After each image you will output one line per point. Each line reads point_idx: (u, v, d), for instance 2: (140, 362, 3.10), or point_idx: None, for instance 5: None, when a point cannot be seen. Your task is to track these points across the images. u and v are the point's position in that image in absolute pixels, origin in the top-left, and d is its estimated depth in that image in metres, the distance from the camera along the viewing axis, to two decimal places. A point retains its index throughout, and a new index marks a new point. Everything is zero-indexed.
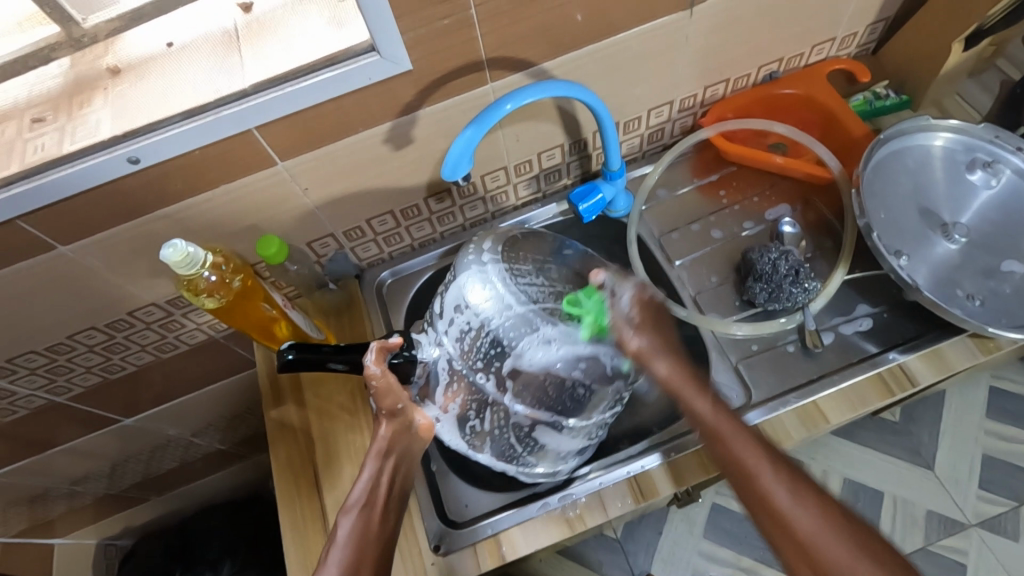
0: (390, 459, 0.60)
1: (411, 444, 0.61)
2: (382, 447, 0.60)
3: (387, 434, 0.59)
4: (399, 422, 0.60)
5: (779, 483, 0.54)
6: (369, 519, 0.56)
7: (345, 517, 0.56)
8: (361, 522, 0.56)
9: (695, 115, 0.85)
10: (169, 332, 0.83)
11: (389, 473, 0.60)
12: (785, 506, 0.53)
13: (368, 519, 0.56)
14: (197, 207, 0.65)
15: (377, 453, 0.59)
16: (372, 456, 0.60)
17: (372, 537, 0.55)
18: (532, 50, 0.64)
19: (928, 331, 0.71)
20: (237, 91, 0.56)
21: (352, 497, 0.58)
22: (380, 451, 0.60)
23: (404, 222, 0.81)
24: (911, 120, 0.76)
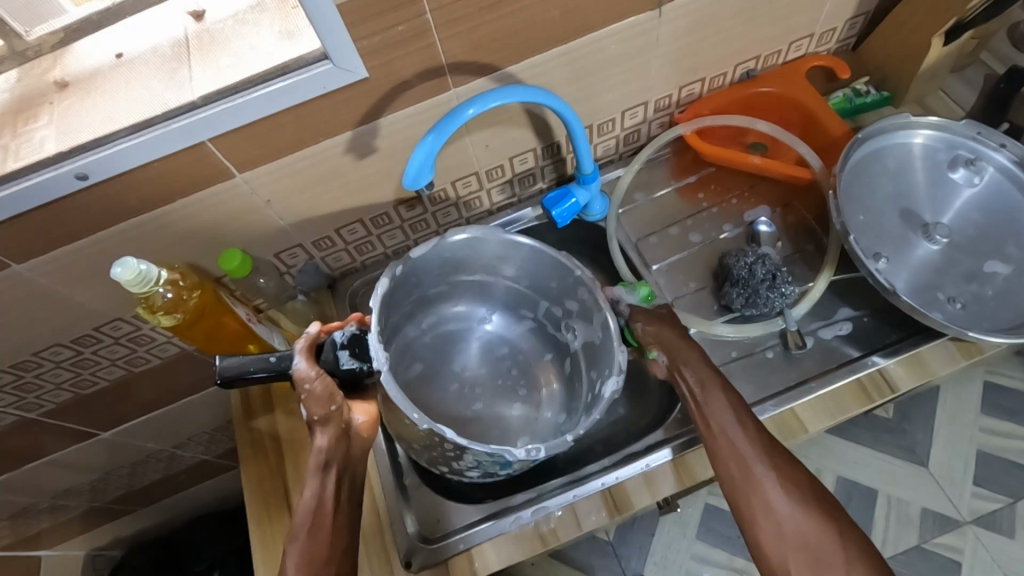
0: (330, 472, 0.56)
1: (345, 452, 0.58)
2: (322, 461, 0.56)
3: (325, 444, 0.56)
4: (336, 429, 0.57)
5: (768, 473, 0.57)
6: (319, 527, 0.55)
7: (292, 543, 0.54)
8: (310, 542, 0.54)
9: (671, 115, 0.83)
10: (139, 346, 0.82)
11: (334, 483, 0.56)
12: (773, 505, 0.55)
13: (315, 541, 0.54)
14: (154, 221, 0.63)
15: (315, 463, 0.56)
16: (311, 474, 0.56)
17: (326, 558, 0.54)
18: (494, 54, 0.62)
19: (909, 335, 0.69)
20: (186, 103, 0.55)
21: (299, 518, 0.55)
22: (318, 466, 0.56)
23: (375, 231, 0.79)
24: (891, 118, 0.74)
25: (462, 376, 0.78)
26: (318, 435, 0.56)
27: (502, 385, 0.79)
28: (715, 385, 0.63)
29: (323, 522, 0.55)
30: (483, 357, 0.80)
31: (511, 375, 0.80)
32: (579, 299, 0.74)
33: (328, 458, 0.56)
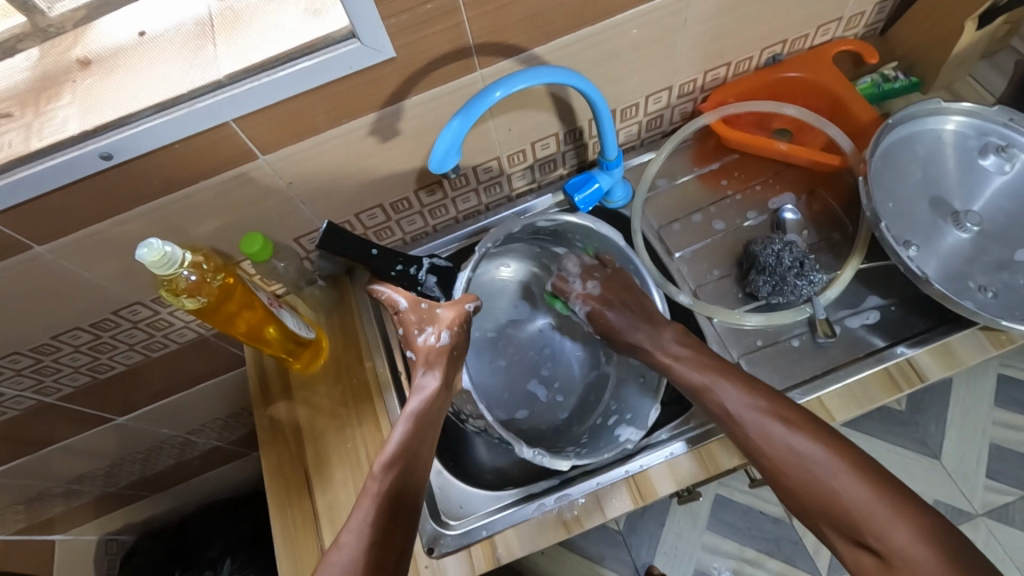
0: (428, 422, 0.62)
1: (440, 412, 0.64)
2: (413, 411, 0.62)
3: (416, 395, 0.63)
4: (445, 377, 0.65)
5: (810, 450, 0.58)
6: (399, 480, 0.58)
7: (381, 473, 0.58)
8: (393, 487, 0.57)
9: (695, 101, 0.81)
10: (157, 331, 0.82)
11: (420, 438, 0.61)
12: (828, 484, 0.56)
13: (401, 478, 0.58)
14: (176, 204, 0.62)
15: (415, 407, 0.63)
16: (404, 421, 0.61)
17: (393, 512, 0.56)
18: (522, 35, 0.61)
19: (937, 325, 0.68)
20: (211, 82, 0.54)
21: (387, 455, 0.59)
22: (410, 415, 0.62)
23: (395, 216, 0.78)
24: (922, 104, 0.72)
25: (505, 328, 0.83)
26: (426, 382, 0.64)
27: (527, 358, 0.81)
28: (723, 379, 0.63)
29: (409, 464, 0.59)
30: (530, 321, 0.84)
31: (542, 346, 0.82)
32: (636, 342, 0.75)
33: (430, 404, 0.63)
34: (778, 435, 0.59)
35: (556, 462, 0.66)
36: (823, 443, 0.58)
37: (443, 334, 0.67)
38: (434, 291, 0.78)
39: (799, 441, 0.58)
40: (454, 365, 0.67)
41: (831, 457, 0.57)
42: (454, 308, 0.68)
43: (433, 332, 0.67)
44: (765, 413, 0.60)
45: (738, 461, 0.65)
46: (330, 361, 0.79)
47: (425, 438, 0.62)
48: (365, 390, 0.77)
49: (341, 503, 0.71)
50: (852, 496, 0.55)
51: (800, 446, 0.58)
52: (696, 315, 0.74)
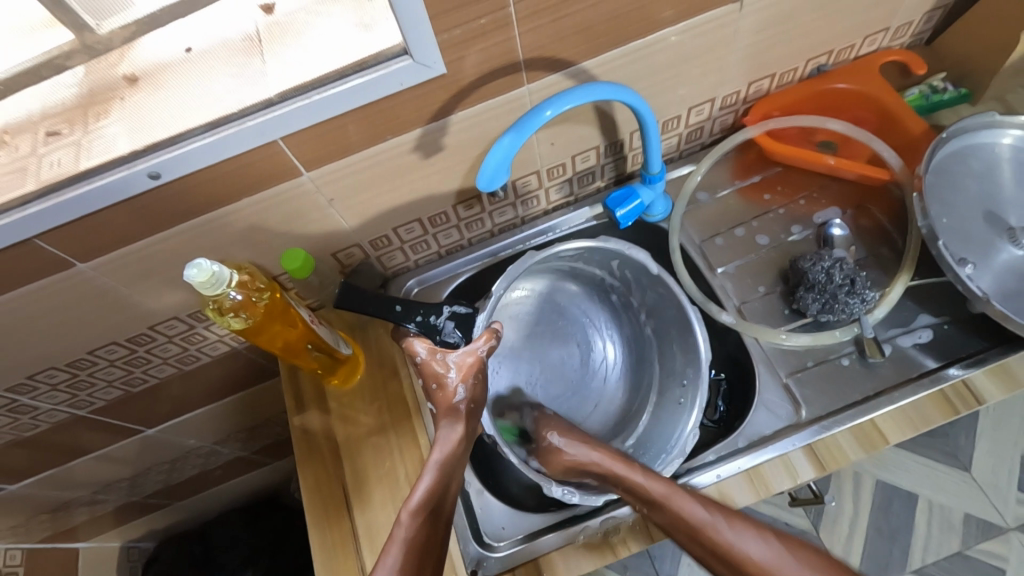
0: (455, 467, 0.60)
1: (463, 462, 0.61)
2: (438, 459, 0.60)
3: (449, 444, 0.60)
4: (470, 427, 0.63)
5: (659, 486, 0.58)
6: (429, 523, 0.55)
7: (409, 519, 0.55)
8: (426, 527, 0.55)
9: (737, 112, 0.80)
10: (190, 345, 0.81)
11: (448, 485, 0.59)
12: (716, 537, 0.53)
13: (430, 525, 0.55)
14: (219, 220, 0.61)
15: (441, 451, 0.60)
16: (431, 466, 0.59)
17: (423, 556, 0.53)
18: (572, 48, 0.60)
19: (993, 344, 0.66)
20: (262, 100, 0.53)
21: (416, 501, 0.56)
22: (436, 464, 0.59)
23: (432, 229, 0.77)
24: (978, 116, 0.70)
25: (538, 343, 0.83)
26: (454, 428, 0.62)
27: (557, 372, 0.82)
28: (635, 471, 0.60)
29: (435, 515, 0.56)
30: (566, 336, 0.83)
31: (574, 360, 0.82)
32: (678, 353, 0.74)
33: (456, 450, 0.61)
34: (682, 502, 0.55)
35: (589, 498, 0.63)
36: (706, 500, 0.55)
37: (461, 386, 0.63)
38: (455, 337, 0.70)
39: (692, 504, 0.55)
40: (473, 417, 0.64)
41: (687, 494, 0.56)
42: (470, 356, 0.64)
43: (454, 383, 0.64)
44: (672, 486, 0.57)
45: (790, 485, 0.63)
46: (366, 377, 0.78)
47: (448, 489, 0.58)
48: (403, 407, 0.76)
49: (380, 523, 0.70)
50: (758, 556, 0.51)
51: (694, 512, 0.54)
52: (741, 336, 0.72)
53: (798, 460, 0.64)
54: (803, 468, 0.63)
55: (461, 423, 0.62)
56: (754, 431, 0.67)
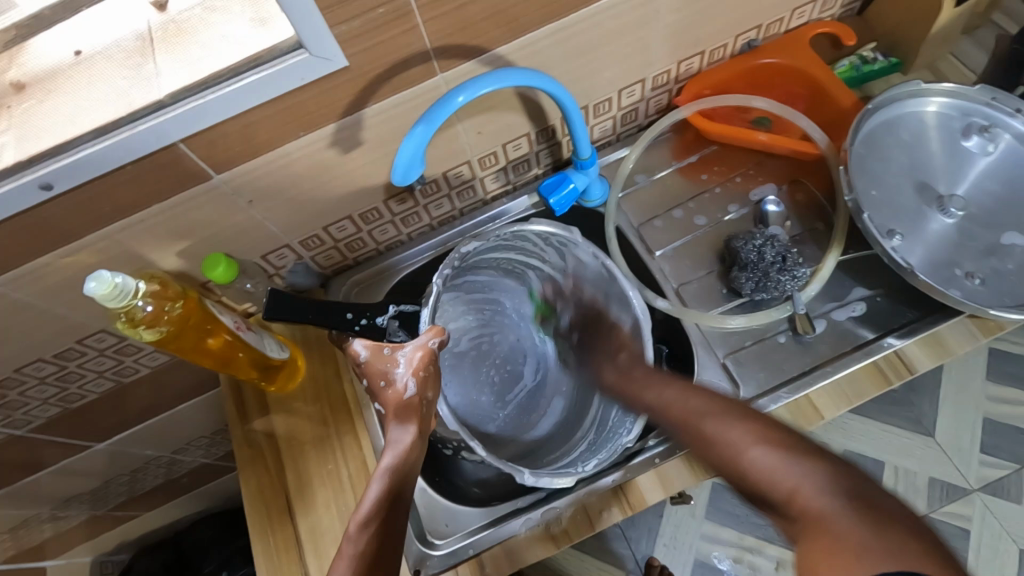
0: (404, 474, 0.55)
1: (415, 473, 0.56)
2: (389, 465, 0.54)
3: (399, 447, 0.55)
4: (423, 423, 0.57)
5: (711, 427, 0.56)
6: (379, 539, 0.50)
7: (357, 532, 0.50)
8: (376, 539, 0.50)
9: (670, 92, 0.79)
10: (126, 357, 0.79)
11: (401, 495, 0.53)
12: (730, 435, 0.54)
13: (382, 536, 0.50)
14: (130, 228, 0.59)
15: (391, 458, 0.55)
16: (379, 474, 0.54)
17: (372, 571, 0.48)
18: (483, 34, 0.58)
19: (927, 313, 0.67)
20: (152, 102, 0.51)
21: (365, 512, 0.51)
22: (385, 470, 0.54)
23: (365, 226, 0.76)
24: (901, 86, 0.70)
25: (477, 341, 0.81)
26: (404, 429, 0.56)
27: (508, 372, 0.80)
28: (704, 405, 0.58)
29: (386, 527, 0.51)
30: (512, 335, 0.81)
31: (523, 357, 0.81)
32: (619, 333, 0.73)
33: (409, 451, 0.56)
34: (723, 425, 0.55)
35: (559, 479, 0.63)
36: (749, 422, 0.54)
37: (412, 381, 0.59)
38: (400, 335, 0.70)
39: (760, 449, 0.51)
40: (427, 415, 0.59)
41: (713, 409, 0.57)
42: (418, 350, 0.59)
43: (401, 381, 0.59)
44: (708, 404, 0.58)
45: None
46: (307, 379, 0.76)
47: (401, 499, 0.53)
48: (344, 408, 0.74)
49: (324, 527, 0.69)
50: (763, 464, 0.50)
51: (722, 432, 0.55)
52: (681, 320, 0.71)
53: None
54: None
55: (411, 426, 0.56)
56: None
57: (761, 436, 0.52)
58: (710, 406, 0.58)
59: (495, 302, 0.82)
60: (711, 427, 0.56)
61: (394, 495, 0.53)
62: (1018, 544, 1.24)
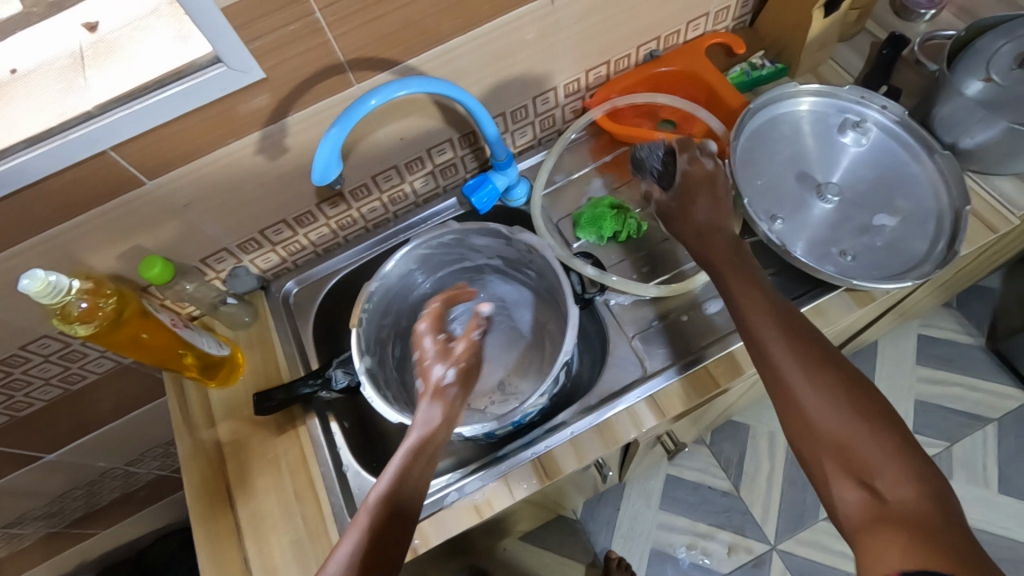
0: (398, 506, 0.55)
1: (414, 497, 0.57)
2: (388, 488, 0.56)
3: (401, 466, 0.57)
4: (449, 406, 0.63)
5: (794, 367, 0.56)
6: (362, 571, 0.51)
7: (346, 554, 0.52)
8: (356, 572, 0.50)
9: (583, 99, 0.87)
10: (72, 363, 0.82)
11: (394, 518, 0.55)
12: (762, 343, 0.59)
13: (369, 561, 0.51)
14: (67, 234, 0.63)
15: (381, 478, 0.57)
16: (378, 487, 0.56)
17: None
18: (393, 47, 0.65)
19: (811, 289, 0.74)
20: (80, 113, 0.56)
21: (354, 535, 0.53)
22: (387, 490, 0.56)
23: (301, 230, 0.81)
24: (780, 88, 0.78)
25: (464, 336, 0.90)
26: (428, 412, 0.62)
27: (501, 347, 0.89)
28: (758, 310, 0.61)
29: (375, 552, 0.52)
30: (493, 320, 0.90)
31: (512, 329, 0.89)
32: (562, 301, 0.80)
33: (726, 248, 0.67)
34: (756, 324, 0.60)
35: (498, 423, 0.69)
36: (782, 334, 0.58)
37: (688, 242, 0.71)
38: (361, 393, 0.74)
39: (805, 384, 0.55)
40: (457, 400, 0.64)
41: (761, 310, 0.61)
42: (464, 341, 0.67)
43: (444, 370, 0.64)
44: (751, 302, 0.62)
45: (635, 432, 0.69)
46: (248, 376, 0.80)
47: (394, 524, 0.54)
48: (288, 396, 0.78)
49: (263, 512, 0.72)
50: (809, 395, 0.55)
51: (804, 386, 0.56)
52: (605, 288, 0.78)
53: (640, 409, 0.70)
54: (645, 416, 0.70)
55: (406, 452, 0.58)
56: (607, 387, 0.73)
57: (820, 369, 0.56)
58: (793, 354, 0.57)
59: (467, 295, 0.91)
60: (788, 369, 0.56)
61: (379, 521, 0.54)
62: None
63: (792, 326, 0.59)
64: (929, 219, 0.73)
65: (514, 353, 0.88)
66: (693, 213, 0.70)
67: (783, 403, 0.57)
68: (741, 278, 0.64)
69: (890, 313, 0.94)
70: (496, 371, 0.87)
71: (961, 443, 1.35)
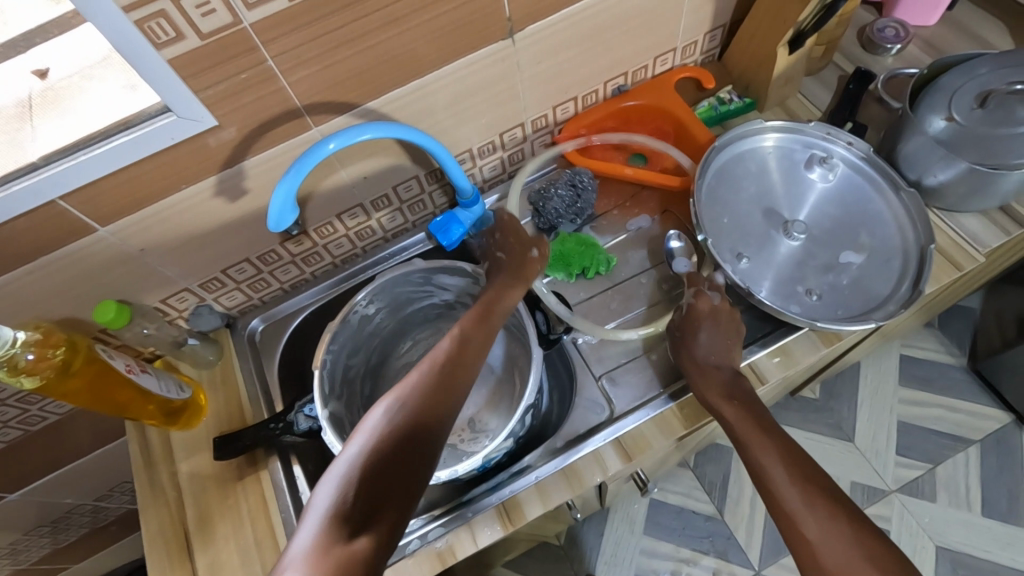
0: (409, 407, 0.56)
1: (432, 427, 0.55)
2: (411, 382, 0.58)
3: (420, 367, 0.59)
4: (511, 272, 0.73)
5: (792, 491, 0.56)
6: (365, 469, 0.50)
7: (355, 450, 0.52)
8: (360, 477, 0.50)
9: (552, 133, 0.86)
10: (31, 406, 0.80)
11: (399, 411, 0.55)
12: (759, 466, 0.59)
13: (376, 459, 0.51)
14: (18, 281, 0.62)
15: (339, 474, 0.50)
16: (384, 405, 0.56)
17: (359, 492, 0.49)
18: (352, 90, 0.64)
19: (780, 326, 0.74)
20: (25, 165, 0.55)
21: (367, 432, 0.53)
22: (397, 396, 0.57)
23: (267, 268, 0.80)
24: (745, 125, 0.78)
25: None
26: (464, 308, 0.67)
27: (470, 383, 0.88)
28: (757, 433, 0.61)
29: (386, 455, 0.51)
30: None
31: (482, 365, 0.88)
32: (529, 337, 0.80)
33: (727, 384, 0.65)
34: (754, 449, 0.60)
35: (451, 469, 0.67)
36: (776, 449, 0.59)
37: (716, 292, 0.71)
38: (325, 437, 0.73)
39: (804, 511, 0.54)
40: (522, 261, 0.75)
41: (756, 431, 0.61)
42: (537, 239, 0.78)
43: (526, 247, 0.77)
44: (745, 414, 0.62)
45: (601, 476, 0.68)
46: (211, 417, 0.78)
47: (406, 434, 0.53)
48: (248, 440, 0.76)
49: (222, 560, 0.70)
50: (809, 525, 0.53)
51: (810, 523, 0.53)
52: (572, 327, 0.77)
53: (605, 452, 0.69)
54: (611, 459, 0.69)
55: (372, 436, 0.52)
56: (573, 428, 0.72)
57: (820, 500, 0.54)
58: (790, 477, 0.57)
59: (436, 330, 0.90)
60: (789, 500, 0.55)
61: (392, 446, 0.52)
62: (935, 541, 1.28)
63: (789, 449, 0.59)
64: (894, 256, 0.73)
65: (483, 389, 0.87)
66: (694, 346, 0.68)
67: (788, 528, 0.55)
68: (726, 390, 0.64)
69: (866, 342, 0.94)
70: (466, 408, 0.86)
71: (944, 465, 1.35)
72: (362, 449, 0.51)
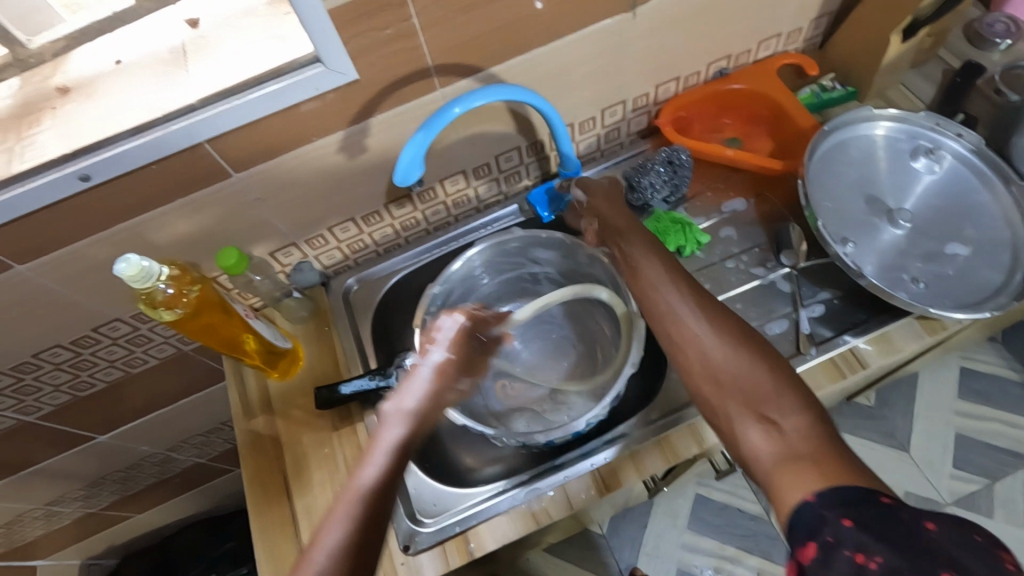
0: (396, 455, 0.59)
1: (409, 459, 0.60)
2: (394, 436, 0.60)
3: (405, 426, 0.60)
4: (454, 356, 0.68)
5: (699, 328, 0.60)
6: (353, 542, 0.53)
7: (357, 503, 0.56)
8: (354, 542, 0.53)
9: (649, 113, 0.86)
10: (136, 347, 0.84)
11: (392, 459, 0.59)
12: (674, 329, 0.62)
13: (372, 518, 0.55)
14: (153, 220, 0.65)
15: (331, 550, 0.52)
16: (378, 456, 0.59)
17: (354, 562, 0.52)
18: (478, 54, 0.66)
19: (878, 315, 0.74)
20: (183, 106, 0.57)
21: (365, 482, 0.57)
22: (390, 443, 0.59)
23: (367, 229, 0.82)
24: (854, 111, 0.78)
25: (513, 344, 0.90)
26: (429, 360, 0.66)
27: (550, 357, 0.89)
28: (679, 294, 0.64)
29: (371, 519, 0.55)
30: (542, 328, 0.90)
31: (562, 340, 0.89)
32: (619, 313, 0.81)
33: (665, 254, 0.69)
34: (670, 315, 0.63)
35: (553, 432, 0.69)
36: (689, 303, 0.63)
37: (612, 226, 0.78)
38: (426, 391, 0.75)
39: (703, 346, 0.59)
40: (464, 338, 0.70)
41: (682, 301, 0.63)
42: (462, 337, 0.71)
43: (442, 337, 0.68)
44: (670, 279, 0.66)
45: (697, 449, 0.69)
46: (308, 370, 0.81)
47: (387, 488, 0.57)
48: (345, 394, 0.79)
49: (318, 506, 0.72)
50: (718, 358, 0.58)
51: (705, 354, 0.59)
52: None
53: (703, 426, 0.70)
54: (708, 434, 0.69)
55: (363, 497, 0.56)
56: (667, 402, 0.72)
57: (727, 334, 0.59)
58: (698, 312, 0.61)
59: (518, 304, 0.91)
60: (689, 332, 0.61)
61: (376, 506, 0.56)
62: None
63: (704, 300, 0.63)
64: (1002, 250, 0.72)
65: (564, 364, 0.88)
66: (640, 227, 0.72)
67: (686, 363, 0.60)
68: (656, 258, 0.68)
69: (947, 344, 0.93)
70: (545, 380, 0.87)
71: (1003, 481, 1.32)
72: (351, 513, 0.55)
